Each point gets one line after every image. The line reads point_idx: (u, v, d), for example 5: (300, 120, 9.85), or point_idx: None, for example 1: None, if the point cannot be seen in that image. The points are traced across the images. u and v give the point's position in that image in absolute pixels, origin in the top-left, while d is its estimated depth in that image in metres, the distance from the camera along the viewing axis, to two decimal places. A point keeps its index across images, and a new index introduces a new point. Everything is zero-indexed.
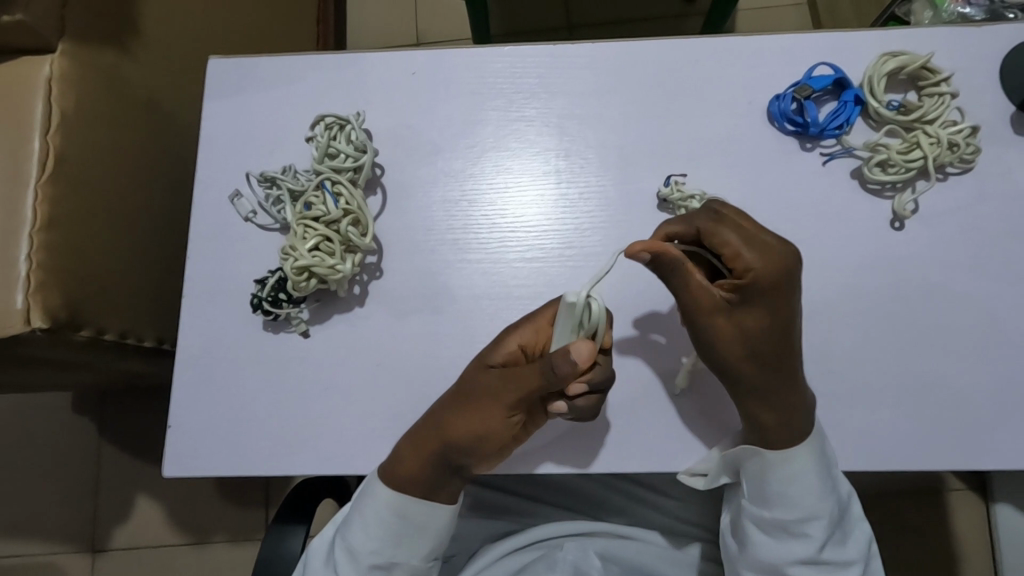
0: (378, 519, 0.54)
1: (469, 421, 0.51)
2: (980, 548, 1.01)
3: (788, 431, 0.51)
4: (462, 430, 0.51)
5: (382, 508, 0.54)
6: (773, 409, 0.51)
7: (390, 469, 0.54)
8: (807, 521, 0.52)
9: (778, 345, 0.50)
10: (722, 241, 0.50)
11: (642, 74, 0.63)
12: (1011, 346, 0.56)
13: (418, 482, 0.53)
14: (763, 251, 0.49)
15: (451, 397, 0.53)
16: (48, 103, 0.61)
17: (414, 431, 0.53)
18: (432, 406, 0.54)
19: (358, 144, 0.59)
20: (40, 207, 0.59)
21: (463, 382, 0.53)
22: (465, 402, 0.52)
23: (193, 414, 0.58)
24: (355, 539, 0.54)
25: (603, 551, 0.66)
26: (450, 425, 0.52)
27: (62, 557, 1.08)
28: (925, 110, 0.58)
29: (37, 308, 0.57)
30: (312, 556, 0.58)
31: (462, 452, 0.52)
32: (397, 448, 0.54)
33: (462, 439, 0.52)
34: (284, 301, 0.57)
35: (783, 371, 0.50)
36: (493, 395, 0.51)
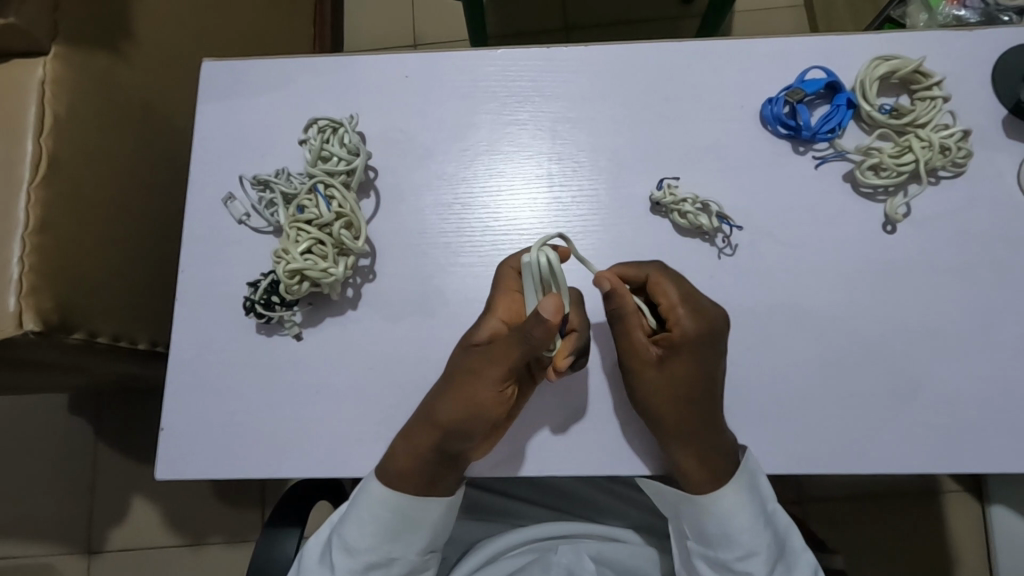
0: (374, 515, 0.54)
1: (454, 402, 0.51)
2: (974, 550, 1.01)
3: (708, 476, 0.52)
4: (452, 411, 0.51)
5: (377, 505, 0.54)
6: (695, 455, 0.52)
7: (388, 468, 0.53)
8: (746, 555, 0.52)
9: (700, 397, 0.52)
10: (662, 295, 0.53)
11: (635, 78, 0.63)
12: (1002, 349, 0.56)
13: (415, 477, 0.53)
14: (697, 309, 0.53)
15: (438, 385, 0.53)
16: (41, 106, 0.61)
17: (407, 429, 0.53)
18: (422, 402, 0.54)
19: (351, 147, 0.59)
20: (33, 210, 0.59)
21: (451, 367, 0.53)
22: (451, 384, 0.52)
23: (186, 417, 0.58)
24: (351, 536, 0.54)
25: (597, 555, 0.65)
26: (438, 410, 0.52)
27: (57, 559, 1.08)
28: (917, 114, 0.58)
29: (29, 311, 0.57)
30: (305, 556, 0.57)
31: (454, 436, 0.51)
32: (392, 446, 0.54)
33: (450, 420, 0.51)
34: (277, 304, 0.57)
35: (703, 420, 0.52)
36: (476, 371, 0.51)
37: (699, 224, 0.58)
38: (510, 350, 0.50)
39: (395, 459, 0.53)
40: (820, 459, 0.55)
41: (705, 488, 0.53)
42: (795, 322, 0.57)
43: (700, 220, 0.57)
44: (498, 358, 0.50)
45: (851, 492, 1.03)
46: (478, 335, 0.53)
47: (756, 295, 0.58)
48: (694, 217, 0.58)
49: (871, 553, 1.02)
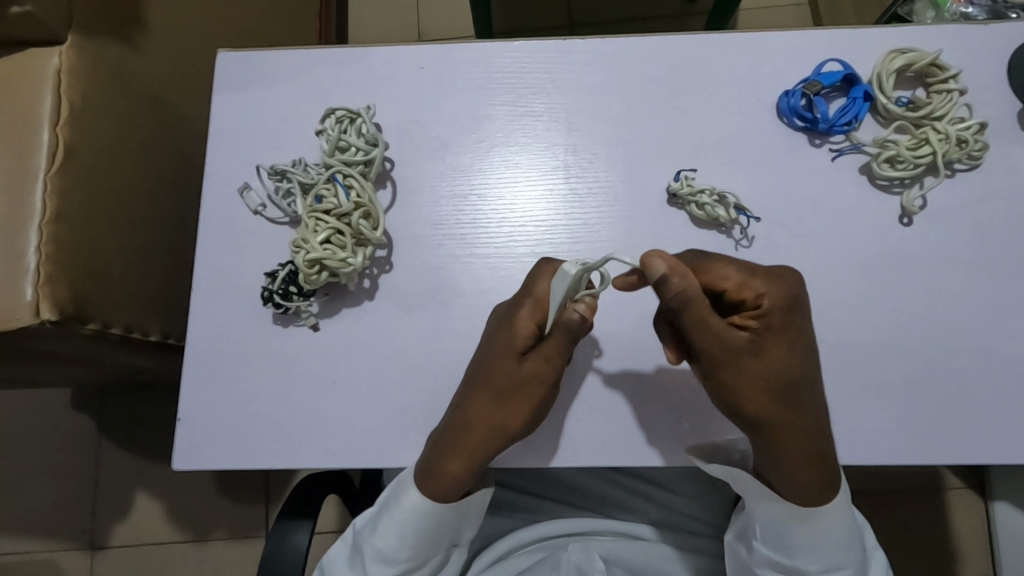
0: (408, 523, 0.54)
1: (518, 409, 0.52)
2: (977, 545, 1.01)
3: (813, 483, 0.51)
4: (519, 418, 0.52)
5: (411, 515, 0.54)
6: (806, 457, 0.50)
7: (432, 482, 0.53)
8: (834, 568, 0.53)
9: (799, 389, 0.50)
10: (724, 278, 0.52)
11: (651, 70, 0.63)
12: (1017, 342, 0.57)
13: (461, 486, 0.54)
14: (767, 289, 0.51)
15: (483, 398, 0.53)
16: (56, 95, 0.61)
17: (452, 445, 0.52)
18: (458, 416, 0.53)
19: (369, 137, 0.59)
20: (50, 200, 0.59)
21: (489, 378, 0.53)
22: (501, 395, 0.52)
23: (202, 408, 0.58)
24: (384, 544, 0.55)
25: (607, 554, 0.66)
26: (494, 422, 0.52)
27: (62, 555, 1.07)
28: (933, 107, 0.59)
29: (46, 301, 0.57)
30: (331, 558, 0.58)
31: (508, 441, 0.53)
32: (437, 463, 0.53)
33: (507, 427, 0.53)
34: (294, 295, 0.57)
35: (799, 414, 0.50)
36: (526, 378, 0.52)
37: (717, 215, 0.58)
38: (561, 353, 0.52)
39: (451, 473, 0.53)
40: (836, 450, 0.55)
41: (814, 503, 0.51)
42: (811, 314, 0.57)
43: (717, 211, 0.58)
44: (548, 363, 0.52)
45: (855, 488, 1.04)
46: (517, 343, 0.53)
47: None
48: (711, 209, 0.58)
49: None
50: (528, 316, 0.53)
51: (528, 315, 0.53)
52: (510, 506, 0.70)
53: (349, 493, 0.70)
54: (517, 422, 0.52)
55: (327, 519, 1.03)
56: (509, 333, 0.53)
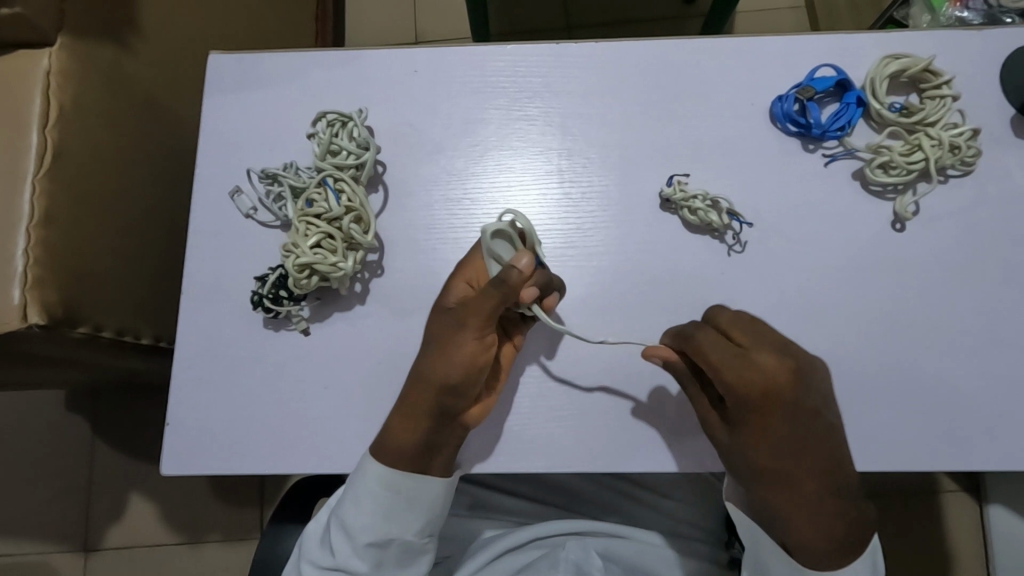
0: (369, 495, 0.53)
1: (436, 362, 0.52)
2: (972, 548, 1.01)
3: (825, 541, 0.49)
4: (447, 372, 0.51)
5: (371, 484, 0.53)
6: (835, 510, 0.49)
7: (384, 443, 0.53)
8: None
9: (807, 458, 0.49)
10: (766, 356, 0.50)
11: (646, 75, 0.63)
12: (1009, 349, 0.56)
13: (399, 445, 0.53)
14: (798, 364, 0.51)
15: (420, 350, 0.54)
16: (46, 97, 0.60)
17: (397, 400, 0.54)
18: (410, 373, 0.54)
19: (361, 140, 0.59)
20: (38, 202, 0.58)
21: (431, 332, 0.54)
22: (429, 344, 0.53)
23: (192, 412, 0.57)
24: (349, 518, 0.54)
25: (606, 551, 0.65)
26: (422, 371, 0.53)
27: (55, 557, 1.07)
28: (927, 112, 0.59)
29: (34, 304, 0.56)
30: (306, 537, 0.57)
31: (449, 399, 0.52)
32: (387, 423, 0.53)
33: (422, 371, 0.53)
34: (285, 299, 0.57)
35: (818, 471, 0.49)
36: (450, 328, 0.52)
37: (709, 220, 0.58)
38: (486, 312, 0.51)
39: (393, 433, 0.53)
40: None
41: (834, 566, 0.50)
42: (803, 320, 0.57)
43: (710, 216, 0.57)
44: (468, 314, 0.52)
45: None
46: (449, 300, 0.54)
47: (765, 292, 0.58)
48: (704, 214, 0.57)
49: None
50: (461, 279, 0.55)
51: (463, 277, 0.55)
52: (504, 510, 0.70)
53: None
54: (436, 365, 0.52)
55: None
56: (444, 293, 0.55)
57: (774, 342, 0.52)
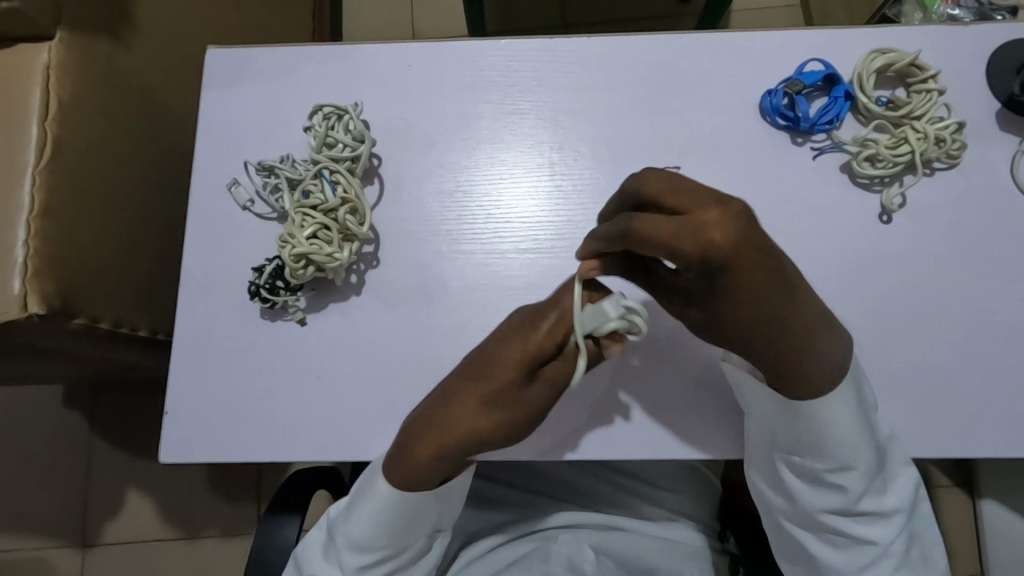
0: (380, 515, 0.53)
1: (499, 423, 0.50)
2: (963, 540, 1.02)
3: (825, 382, 0.48)
4: (500, 430, 0.50)
5: (380, 505, 0.53)
6: (786, 374, 0.47)
7: (403, 470, 0.52)
8: (843, 468, 0.51)
9: (748, 314, 0.44)
10: (653, 236, 0.41)
11: (638, 69, 0.64)
12: (993, 338, 0.57)
13: (421, 474, 0.51)
14: (699, 237, 0.40)
15: (473, 398, 0.50)
16: (45, 91, 0.61)
17: (425, 429, 0.51)
18: (447, 415, 0.50)
19: (356, 133, 0.59)
20: (37, 194, 0.59)
21: (481, 378, 0.50)
22: (490, 402, 0.50)
23: (190, 403, 0.58)
24: (357, 534, 0.54)
25: (598, 544, 0.65)
26: (472, 426, 0.50)
27: (54, 551, 1.07)
28: (913, 106, 0.60)
29: (34, 295, 0.57)
30: (306, 547, 0.58)
31: (490, 447, 0.52)
32: (410, 453, 0.51)
33: (472, 429, 0.50)
34: (281, 289, 0.58)
35: (760, 338, 0.45)
36: (524, 397, 0.50)
37: None
38: (563, 381, 0.51)
39: (417, 462, 0.51)
40: None
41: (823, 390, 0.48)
42: None
43: None
44: (546, 387, 0.50)
45: None
46: (527, 358, 0.49)
47: None
48: None
49: None
50: (546, 329, 0.50)
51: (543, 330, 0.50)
52: (499, 500, 0.71)
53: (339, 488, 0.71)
54: (482, 428, 0.49)
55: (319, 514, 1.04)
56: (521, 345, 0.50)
57: (675, 228, 0.40)
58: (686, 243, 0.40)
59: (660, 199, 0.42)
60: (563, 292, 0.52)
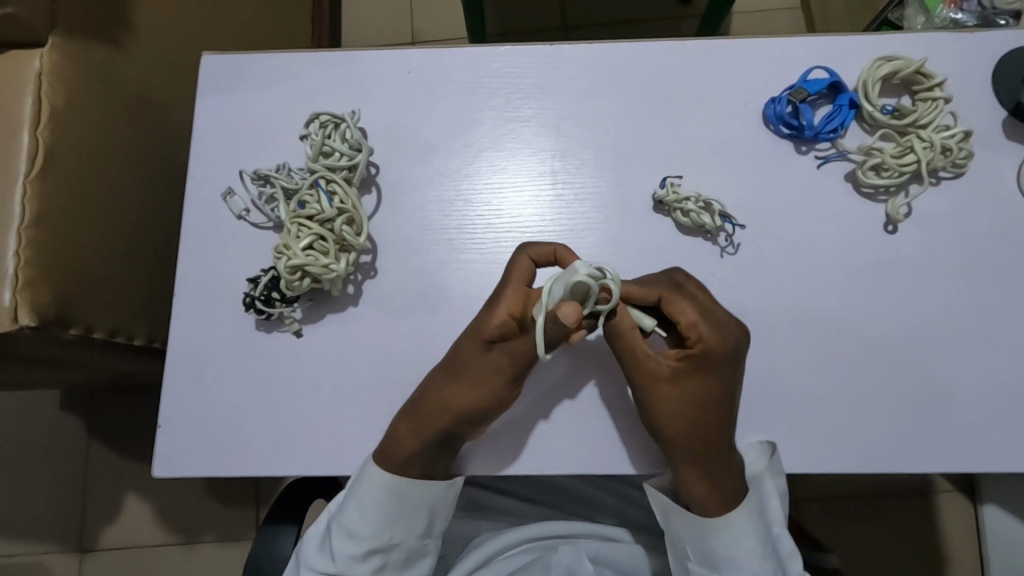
0: (372, 501, 0.53)
1: (465, 396, 0.52)
2: (966, 548, 1.02)
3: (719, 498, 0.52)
4: (466, 403, 0.52)
5: (377, 491, 0.53)
6: (699, 470, 0.52)
7: (385, 452, 0.53)
8: None
9: (697, 403, 0.51)
10: (679, 313, 0.52)
11: (639, 76, 0.63)
12: (1000, 350, 0.57)
13: (393, 452, 0.53)
14: (719, 331, 0.52)
15: (443, 375, 0.53)
16: (37, 98, 0.61)
17: (408, 414, 0.53)
18: (426, 391, 0.53)
19: (353, 142, 0.58)
20: (30, 203, 0.58)
21: (455, 356, 0.53)
22: (455, 374, 0.52)
23: (185, 414, 0.57)
24: (352, 522, 0.54)
25: (597, 555, 0.65)
26: (445, 399, 0.52)
27: (50, 557, 1.07)
28: (918, 115, 0.59)
29: (25, 306, 0.56)
30: (304, 542, 0.57)
31: (464, 425, 0.53)
32: (392, 432, 0.53)
33: (438, 401, 0.52)
34: (277, 300, 0.57)
35: (697, 428, 0.51)
36: (487, 372, 0.52)
37: (702, 222, 0.58)
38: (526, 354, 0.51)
39: (397, 442, 0.53)
40: (821, 457, 0.55)
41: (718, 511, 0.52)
42: (796, 322, 0.57)
43: (702, 218, 0.57)
44: (504, 358, 0.51)
45: (844, 490, 1.04)
46: (488, 332, 0.52)
47: (757, 294, 0.58)
48: (697, 215, 0.58)
49: (865, 551, 1.02)
50: (506, 304, 0.52)
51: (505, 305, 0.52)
52: (499, 511, 0.70)
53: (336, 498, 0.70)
54: (453, 403, 0.52)
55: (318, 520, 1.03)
56: (483, 320, 0.52)
57: (704, 313, 0.52)
58: (710, 323, 0.52)
59: (696, 297, 0.53)
60: (524, 269, 0.53)
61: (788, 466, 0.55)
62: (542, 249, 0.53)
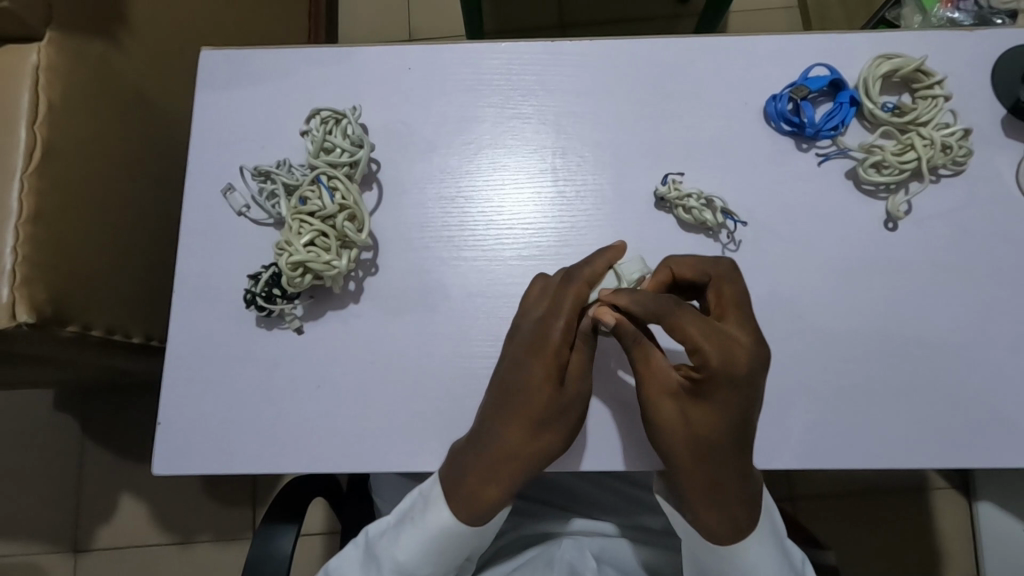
0: (438, 542, 0.54)
1: (555, 434, 0.52)
2: (960, 544, 1.02)
3: (726, 524, 0.51)
4: (558, 439, 0.52)
5: (440, 529, 0.54)
6: (711, 496, 0.50)
7: (469, 505, 0.53)
8: None
9: (709, 427, 0.49)
10: (688, 330, 0.48)
11: (640, 73, 0.63)
12: (998, 347, 0.57)
13: (482, 509, 0.53)
14: (725, 349, 0.48)
15: (526, 426, 0.51)
16: (34, 92, 0.60)
17: (493, 470, 0.52)
18: (501, 441, 0.51)
19: (354, 138, 0.58)
20: (27, 199, 0.58)
21: (523, 403, 0.51)
22: (538, 422, 0.51)
23: (184, 412, 0.57)
24: (403, 554, 0.54)
25: (601, 552, 0.65)
26: (535, 446, 0.51)
27: (45, 558, 1.06)
28: (919, 112, 0.59)
29: (23, 303, 0.56)
30: (338, 560, 0.57)
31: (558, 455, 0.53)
32: (476, 488, 0.52)
33: (534, 455, 0.52)
34: (278, 297, 0.56)
35: (701, 453, 0.49)
36: (566, 402, 0.51)
37: (704, 219, 0.58)
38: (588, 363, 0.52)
39: (487, 494, 0.52)
40: (822, 454, 0.55)
41: (733, 539, 0.52)
42: (797, 318, 0.57)
43: (704, 215, 0.58)
44: (583, 381, 0.52)
45: (838, 487, 1.05)
46: (553, 368, 0.51)
47: (758, 292, 0.58)
48: (698, 213, 0.58)
49: (859, 548, 1.03)
50: (561, 337, 0.51)
51: (560, 337, 0.51)
52: None
53: (334, 495, 0.70)
54: (550, 444, 0.52)
55: (314, 519, 1.03)
56: (545, 359, 0.51)
57: (710, 332, 0.48)
58: (720, 347, 0.48)
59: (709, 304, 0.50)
60: (580, 294, 0.52)
61: (790, 462, 0.55)
62: (597, 270, 0.53)
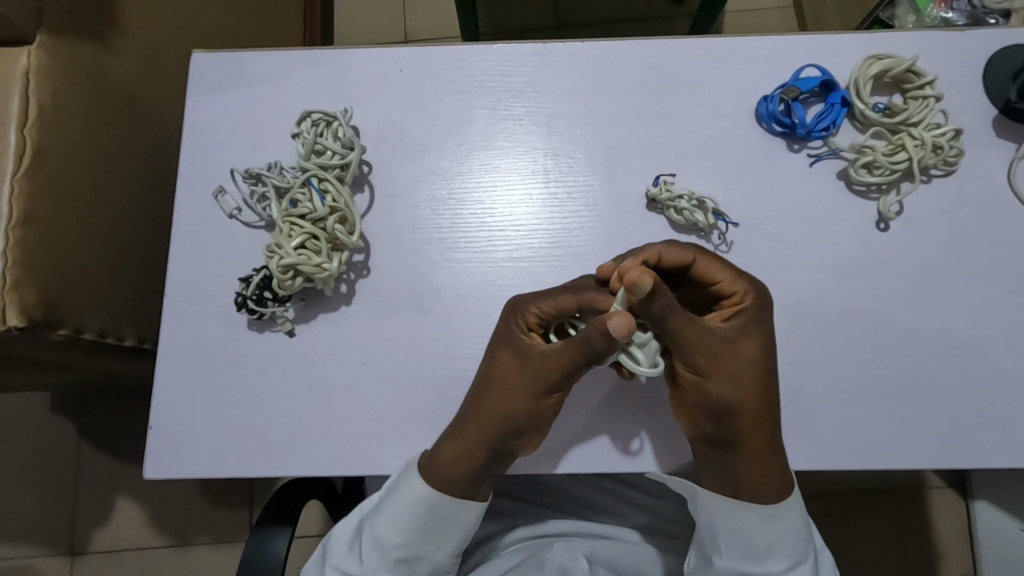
0: (405, 511, 0.53)
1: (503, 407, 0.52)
2: (956, 542, 1.02)
3: (779, 474, 0.51)
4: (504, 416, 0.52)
5: (414, 502, 0.53)
6: (768, 444, 0.51)
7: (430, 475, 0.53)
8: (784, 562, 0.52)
9: (764, 356, 0.51)
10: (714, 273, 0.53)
11: (631, 74, 0.63)
12: (990, 347, 0.57)
13: (460, 479, 0.53)
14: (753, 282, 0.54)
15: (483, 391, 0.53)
16: (25, 96, 0.61)
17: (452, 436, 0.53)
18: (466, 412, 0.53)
19: (345, 140, 0.58)
20: (17, 203, 0.58)
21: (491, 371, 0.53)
22: (494, 390, 0.52)
23: (175, 415, 0.57)
24: (382, 529, 0.54)
25: (593, 554, 0.65)
26: (486, 414, 0.52)
27: (42, 561, 1.06)
28: (909, 113, 0.59)
29: (14, 307, 0.56)
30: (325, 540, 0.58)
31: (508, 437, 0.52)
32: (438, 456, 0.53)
33: (497, 426, 0.52)
34: (269, 300, 0.56)
35: (761, 391, 0.50)
36: (526, 380, 0.52)
37: (695, 220, 0.58)
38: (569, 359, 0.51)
39: (448, 465, 0.52)
40: (814, 454, 0.55)
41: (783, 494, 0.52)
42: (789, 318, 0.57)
43: (695, 216, 0.58)
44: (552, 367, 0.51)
45: (834, 485, 1.05)
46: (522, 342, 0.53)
47: None
48: (689, 214, 0.58)
49: (855, 546, 1.03)
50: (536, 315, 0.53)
51: (536, 316, 0.53)
52: (495, 510, 0.69)
53: (328, 498, 0.69)
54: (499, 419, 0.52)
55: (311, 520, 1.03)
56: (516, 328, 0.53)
57: (734, 272, 0.54)
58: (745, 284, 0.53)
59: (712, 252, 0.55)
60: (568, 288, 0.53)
61: None
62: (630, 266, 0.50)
